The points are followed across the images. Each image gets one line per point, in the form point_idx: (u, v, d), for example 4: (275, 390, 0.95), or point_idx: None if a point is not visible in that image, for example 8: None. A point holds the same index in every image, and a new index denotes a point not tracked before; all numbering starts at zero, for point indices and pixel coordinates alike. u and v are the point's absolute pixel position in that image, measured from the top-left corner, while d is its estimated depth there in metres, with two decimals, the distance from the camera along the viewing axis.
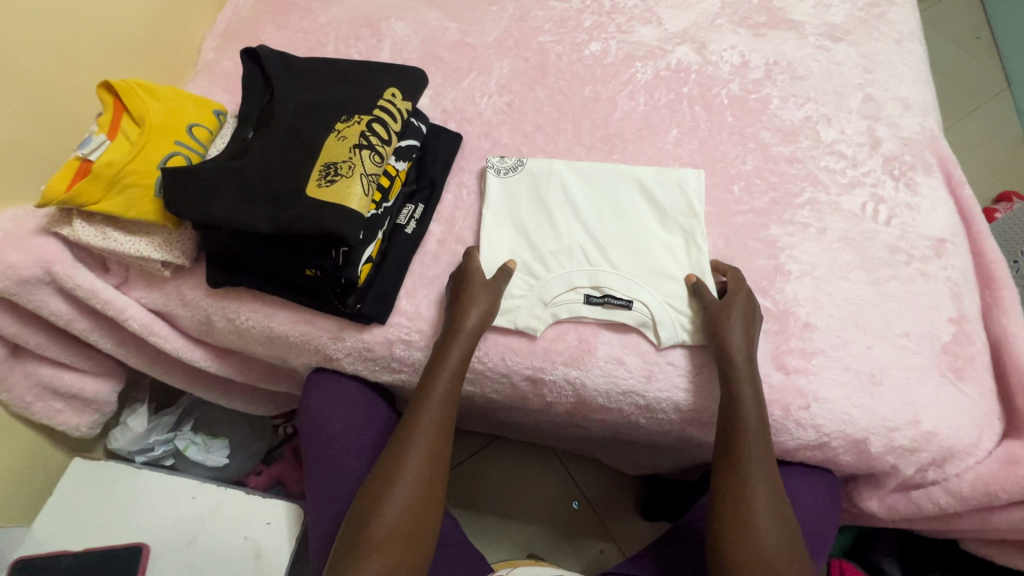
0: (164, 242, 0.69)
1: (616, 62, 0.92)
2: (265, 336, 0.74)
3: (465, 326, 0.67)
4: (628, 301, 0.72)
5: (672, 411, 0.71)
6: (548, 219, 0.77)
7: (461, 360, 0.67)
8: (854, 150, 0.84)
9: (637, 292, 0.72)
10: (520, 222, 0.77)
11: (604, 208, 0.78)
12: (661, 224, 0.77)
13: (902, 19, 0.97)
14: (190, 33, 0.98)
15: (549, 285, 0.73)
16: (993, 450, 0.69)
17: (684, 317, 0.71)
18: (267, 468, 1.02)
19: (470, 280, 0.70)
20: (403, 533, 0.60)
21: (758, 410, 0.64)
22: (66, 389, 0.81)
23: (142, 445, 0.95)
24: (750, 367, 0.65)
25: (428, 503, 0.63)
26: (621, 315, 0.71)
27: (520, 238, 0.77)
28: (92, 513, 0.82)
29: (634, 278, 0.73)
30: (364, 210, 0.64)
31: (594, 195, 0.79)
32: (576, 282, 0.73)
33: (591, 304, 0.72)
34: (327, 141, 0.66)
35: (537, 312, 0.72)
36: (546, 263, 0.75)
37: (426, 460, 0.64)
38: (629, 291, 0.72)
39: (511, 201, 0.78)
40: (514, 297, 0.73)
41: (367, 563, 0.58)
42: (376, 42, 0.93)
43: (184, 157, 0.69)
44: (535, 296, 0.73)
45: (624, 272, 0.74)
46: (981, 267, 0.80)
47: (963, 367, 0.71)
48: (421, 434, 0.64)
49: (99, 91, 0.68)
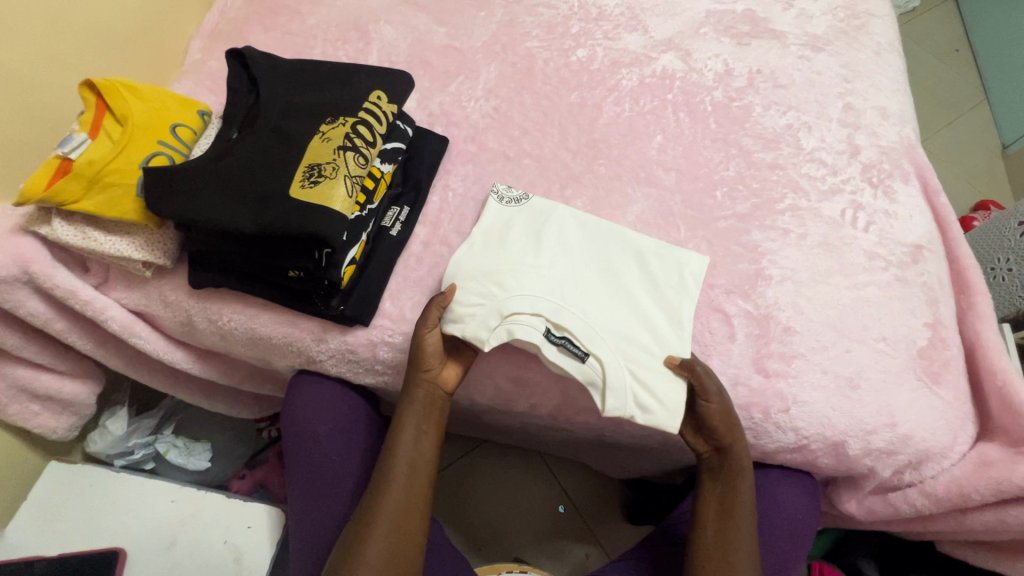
0: (144, 242, 0.68)
1: (602, 68, 0.93)
2: (248, 338, 0.73)
3: (418, 372, 0.68)
4: (584, 354, 0.68)
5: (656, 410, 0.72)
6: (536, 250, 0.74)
7: (416, 408, 0.68)
8: (834, 158, 0.86)
9: (598, 349, 0.68)
10: (507, 249, 0.74)
11: (596, 262, 0.74)
12: (649, 294, 0.73)
13: (881, 31, 1.00)
14: (177, 34, 0.98)
15: (518, 305, 0.68)
16: (966, 453, 0.70)
17: (640, 389, 0.67)
18: (251, 471, 0.98)
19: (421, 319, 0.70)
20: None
21: (749, 506, 0.67)
22: (43, 391, 0.80)
23: (121, 448, 0.93)
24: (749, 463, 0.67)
25: (407, 550, 0.62)
26: (570, 365, 0.68)
27: (497, 258, 0.73)
28: (68, 518, 0.80)
29: (602, 335, 0.69)
30: (348, 211, 0.63)
31: (590, 249, 0.75)
32: (541, 310, 0.68)
33: (548, 340, 0.68)
34: (312, 142, 0.66)
35: (490, 325, 0.68)
36: (515, 278, 0.71)
37: (399, 506, 0.63)
38: (591, 345, 0.68)
39: (503, 229, 0.76)
40: (470, 303, 0.69)
41: None
42: (364, 45, 0.94)
43: (167, 157, 0.69)
44: (494, 307, 0.69)
45: (594, 325, 0.69)
46: (956, 273, 0.82)
47: (938, 371, 0.72)
48: (393, 483, 0.64)
49: (82, 90, 0.68)
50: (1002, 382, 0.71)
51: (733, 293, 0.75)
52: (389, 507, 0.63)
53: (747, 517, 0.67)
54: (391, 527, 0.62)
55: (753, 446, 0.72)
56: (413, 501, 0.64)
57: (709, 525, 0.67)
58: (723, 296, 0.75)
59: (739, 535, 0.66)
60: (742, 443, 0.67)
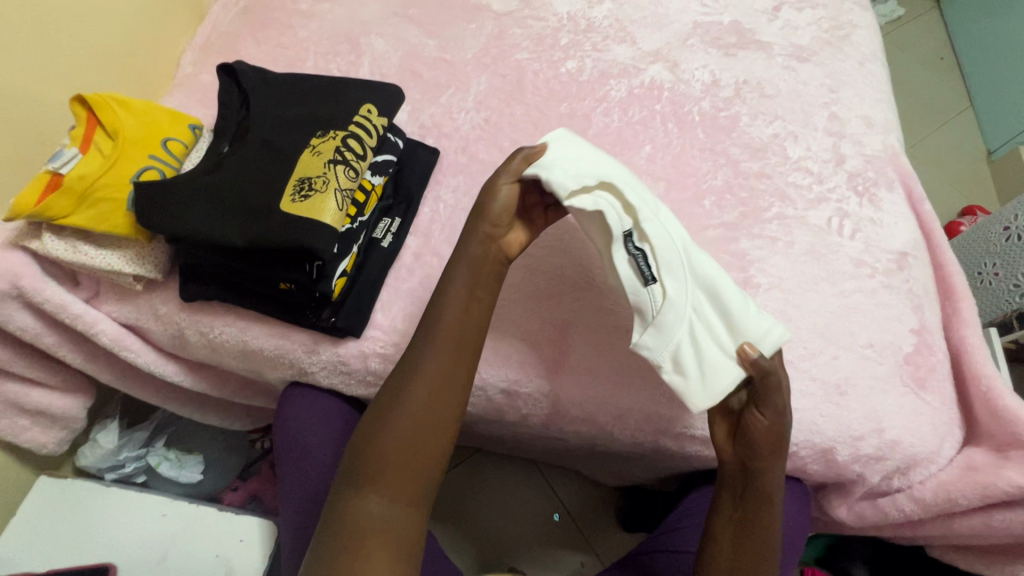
0: (136, 256, 0.69)
1: (592, 80, 0.94)
2: (239, 350, 0.73)
3: (480, 224, 0.66)
4: (651, 278, 0.61)
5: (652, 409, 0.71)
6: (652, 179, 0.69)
7: (473, 260, 0.65)
8: (820, 167, 0.87)
9: (672, 279, 0.61)
10: None
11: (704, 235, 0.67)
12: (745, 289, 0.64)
13: (865, 42, 1.01)
14: (169, 48, 0.99)
15: (620, 185, 0.63)
16: (953, 458, 0.71)
17: (689, 345, 0.60)
18: (244, 483, 1.00)
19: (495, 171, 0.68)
20: (402, 465, 0.59)
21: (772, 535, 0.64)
22: (33, 406, 0.80)
23: (112, 461, 0.93)
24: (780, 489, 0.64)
25: (434, 430, 0.61)
26: (632, 277, 0.61)
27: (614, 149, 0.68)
28: (58, 533, 0.80)
29: (685, 275, 0.61)
30: (338, 224, 0.64)
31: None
32: (639, 206, 0.62)
33: (622, 242, 0.62)
34: (303, 156, 0.67)
35: (583, 183, 0.63)
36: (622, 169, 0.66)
37: (431, 387, 0.61)
38: (666, 271, 0.60)
39: None
40: (566, 162, 0.65)
41: (367, 492, 0.57)
42: (356, 58, 0.95)
43: (158, 171, 0.69)
44: (594, 178, 0.64)
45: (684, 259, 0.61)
46: (941, 280, 0.83)
47: (924, 377, 0.73)
48: (430, 356, 0.62)
49: (73, 105, 0.68)
50: (987, 387, 0.72)
51: None
52: (421, 386, 0.61)
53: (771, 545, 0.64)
54: (427, 399, 0.61)
55: None
56: (448, 379, 0.62)
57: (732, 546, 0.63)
58: None
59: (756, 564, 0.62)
60: (778, 468, 0.63)
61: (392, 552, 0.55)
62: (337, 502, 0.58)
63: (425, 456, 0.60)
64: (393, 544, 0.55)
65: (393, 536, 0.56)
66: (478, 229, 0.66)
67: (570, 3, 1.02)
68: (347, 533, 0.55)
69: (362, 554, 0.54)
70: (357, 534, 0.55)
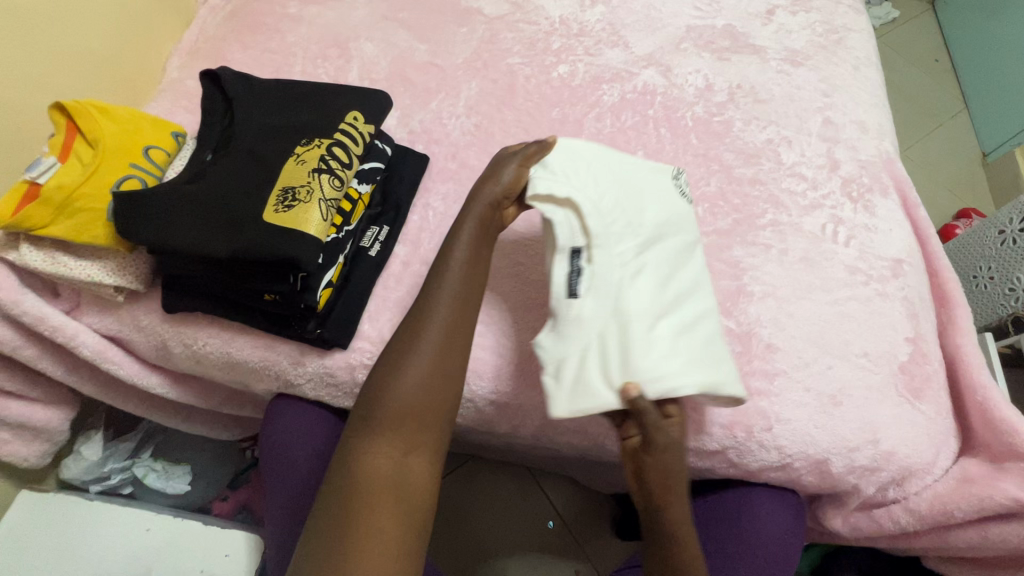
0: (116, 266, 0.67)
1: (584, 84, 0.93)
2: (224, 362, 0.72)
3: (489, 190, 0.68)
4: (571, 292, 0.62)
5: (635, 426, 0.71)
6: (651, 203, 0.68)
7: (479, 218, 0.68)
8: (814, 172, 0.86)
9: (595, 303, 0.61)
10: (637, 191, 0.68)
11: (680, 282, 0.64)
12: (689, 344, 0.60)
13: (859, 45, 1.01)
14: (155, 53, 0.98)
15: (584, 207, 0.64)
16: (949, 468, 0.70)
17: (583, 364, 0.60)
18: (233, 493, 0.98)
19: (505, 156, 0.72)
20: (409, 419, 0.59)
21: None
22: (14, 419, 0.78)
23: (97, 473, 0.91)
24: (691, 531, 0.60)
25: (442, 385, 0.61)
26: (558, 284, 0.63)
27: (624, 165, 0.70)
28: (38, 549, 0.78)
29: (607, 303, 0.61)
30: (323, 235, 0.63)
31: (686, 272, 0.65)
32: (595, 230, 0.63)
33: (565, 255, 0.63)
34: (287, 165, 0.65)
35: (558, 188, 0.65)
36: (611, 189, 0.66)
37: (440, 341, 0.62)
38: (590, 293, 0.61)
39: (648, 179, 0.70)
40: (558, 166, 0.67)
41: (377, 437, 0.58)
42: (345, 63, 0.93)
43: (139, 180, 0.68)
44: (573, 187, 0.65)
45: (613, 289, 0.61)
46: (936, 287, 0.82)
47: (919, 387, 0.72)
48: (440, 311, 0.63)
49: (52, 113, 0.67)
50: (983, 397, 0.71)
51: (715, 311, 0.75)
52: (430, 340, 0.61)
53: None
54: (438, 347, 0.62)
55: (737, 465, 0.71)
56: (456, 334, 0.63)
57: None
58: None
59: None
60: (678, 513, 0.59)
61: (401, 503, 0.56)
62: (345, 454, 0.58)
63: (432, 411, 0.60)
64: (402, 495, 0.56)
65: (402, 488, 0.56)
66: (483, 196, 0.68)
67: (562, 7, 1.01)
68: (358, 482, 0.56)
69: (372, 503, 0.55)
70: (369, 484, 0.56)
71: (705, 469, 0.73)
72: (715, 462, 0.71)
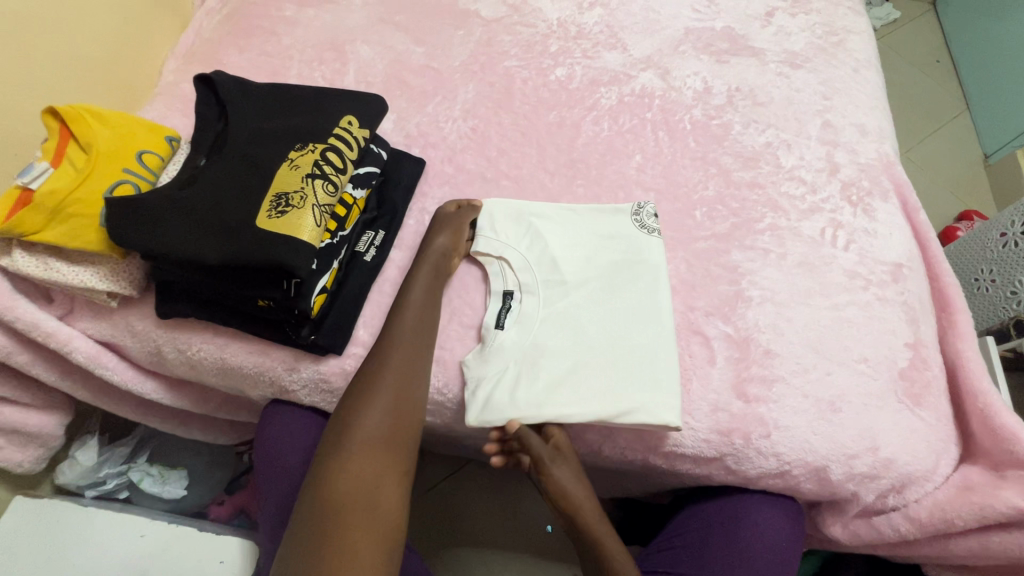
0: (110, 272, 0.67)
1: (582, 87, 0.92)
2: (218, 368, 0.72)
3: (435, 243, 0.73)
4: (496, 323, 0.71)
5: (601, 436, 0.71)
6: (585, 253, 0.76)
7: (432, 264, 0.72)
8: (814, 176, 0.86)
9: (518, 334, 0.70)
10: (576, 238, 0.77)
11: (607, 323, 0.71)
12: (600, 381, 0.67)
13: (859, 47, 1.00)
14: (151, 56, 0.97)
15: (516, 257, 0.75)
16: (949, 476, 0.69)
17: (500, 383, 0.68)
18: (230, 498, 0.97)
19: (444, 212, 0.77)
20: (377, 445, 0.63)
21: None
22: (8, 424, 0.78)
23: (92, 478, 0.91)
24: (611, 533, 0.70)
25: (409, 410, 0.65)
26: (489, 315, 0.72)
27: (566, 218, 0.78)
28: (32, 555, 0.78)
29: (530, 334, 0.70)
30: (316, 241, 0.62)
31: (619, 312, 0.71)
32: (525, 275, 0.74)
33: (498, 294, 0.74)
34: (280, 170, 0.65)
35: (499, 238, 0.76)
36: (550, 237, 0.76)
37: (406, 365, 0.66)
38: (514, 326, 0.71)
39: (591, 226, 0.78)
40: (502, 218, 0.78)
41: (347, 464, 0.61)
42: (341, 66, 0.93)
43: (133, 186, 0.67)
44: (510, 240, 0.76)
45: (535, 324, 0.71)
46: (937, 292, 0.82)
47: (919, 393, 0.71)
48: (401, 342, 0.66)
49: (44, 117, 0.66)
50: (984, 404, 0.71)
51: (713, 316, 0.74)
52: (395, 367, 0.65)
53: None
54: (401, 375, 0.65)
55: (735, 472, 0.70)
56: (416, 361, 0.66)
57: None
58: (703, 319, 0.74)
59: None
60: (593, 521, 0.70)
61: (371, 524, 0.59)
62: (317, 480, 0.61)
63: (399, 436, 0.64)
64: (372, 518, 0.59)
65: (372, 509, 0.59)
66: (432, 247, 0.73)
67: (560, 9, 1.00)
68: (330, 509, 0.58)
69: (345, 529, 0.57)
70: (340, 510, 0.58)
71: (702, 476, 0.72)
72: (713, 469, 0.71)
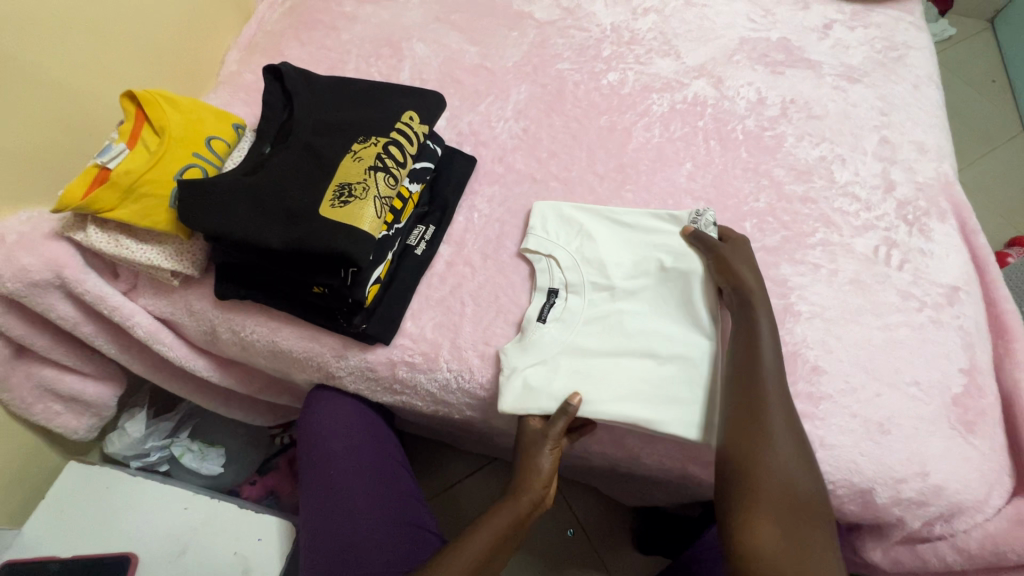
0: (175, 252, 0.70)
1: (633, 93, 0.92)
2: (269, 350, 0.74)
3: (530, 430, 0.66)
4: (540, 318, 0.71)
5: (644, 445, 0.71)
6: (631, 260, 0.75)
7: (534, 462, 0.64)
8: (868, 193, 0.84)
9: (556, 330, 0.71)
10: (627, 246, 0.76)
11: (652, 332, 0.69)
12: (642, 387, 0.66)
13: (919, 64, 0.97)
14: (215, 45, 1.01)
15: (565, 259, 0.75)
16: (1002, 508, 0.67)
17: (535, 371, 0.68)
18: (262, 478, 0.98)
19: (531, 432, 0.66)
20: None
21: (784, 411, 0.59)
22: (67, 392, 0.82)
23: (137, 450, 0.94)
24: (779, 363, 0.62)
25: None
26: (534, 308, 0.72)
27: (614, 224, 0.78)
28: (81, 519, 0.81)
29: (571, 331, 0.70)
30: (376, 232, 0.64)
31: (662, 321, 0.70)
32: (570, 278, 0.74)
33: (541, 292, 0.74)
34: (344, 161, 0.67)
35: (550, 239, 0.76)
36: (599, 245, 0.76)
37: None
38: (553, 323, 0.71)
39: (643, 235, 0.77)
40: (552, 223, 0.78)
41: None
42: (397, 62, 0.95)
43: (201, 170, 0.70)
44: (560, 243, 0.76)
45: (574, 324, 0.71)
46: (994, 317, 0.79)
47: (973, 421, 0.69)
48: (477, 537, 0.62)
49: (123, 101, 0.69)
50: None
51: None
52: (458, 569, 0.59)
53: (780, 485, 0.55)
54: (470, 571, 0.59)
55: None
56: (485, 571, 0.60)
57: (733, 442, 0.58)
58: None
59: (772, 395, 0.60)
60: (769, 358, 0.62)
61: None
62: None
63: None
64: None
65: None
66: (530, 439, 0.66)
67: (614, 14, 1.00)
68: None
69: None
70: None
71: None
72: None
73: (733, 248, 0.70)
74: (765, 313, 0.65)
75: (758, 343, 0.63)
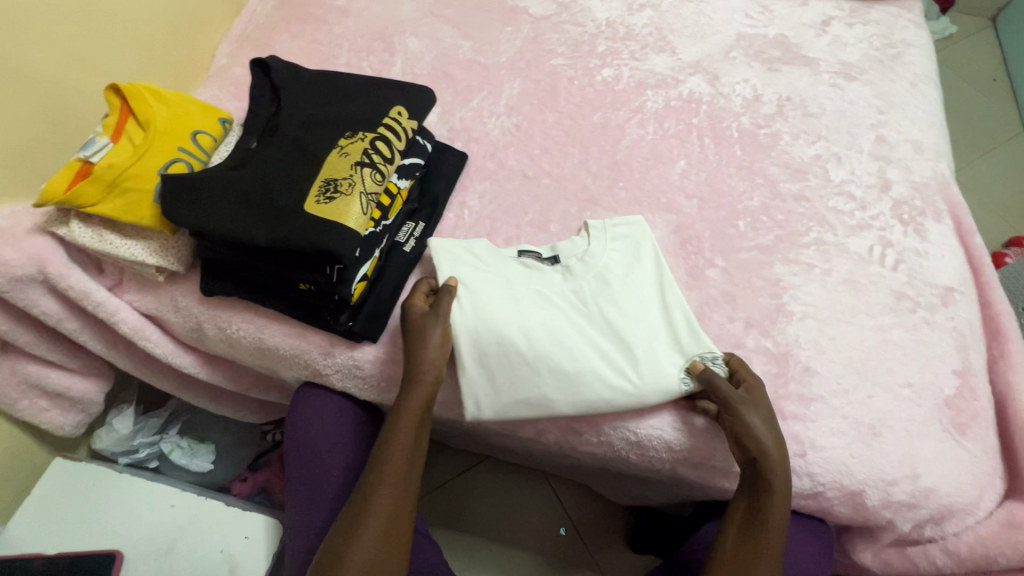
0: (159, 247, 0.69)
1: (627, 89, 0.91)
2: (255, 347, 0.73)
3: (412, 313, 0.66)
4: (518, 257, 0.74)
5: (636, 450, 0.70)
6: (630, 311, 0.70)
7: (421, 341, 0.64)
8: (863, 192, 0.83)
9: (516, 269, 0.73)
10: (637, 302, 0.71)
11: (563, 346, 0.67)
12: (495, 357, 0.67)
13: (918, 62, 0.96)
14: (206, 39, 1.00)
15: (580, 267, 0.73)
16: (993, 511, 0.67)
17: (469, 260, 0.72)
18: (253, 475, 0.98)
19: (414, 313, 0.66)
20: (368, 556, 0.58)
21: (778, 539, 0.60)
22: (54, 388, 0.82)
23: (126, 446, 0.94)
24: (787, 489, 0.61)
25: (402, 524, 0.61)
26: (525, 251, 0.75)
27: (653, 287, 0.73)
28: (67, 516, 0.80)
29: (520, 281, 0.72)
30: (361, 228, 0.63)
31: (579, 348, 0.67)
32: (572, 271, 0.73)
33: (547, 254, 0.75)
34: (330, 156, 0.66)
35: (596, 240, 0.75)
36: (616, 276, 0.72)
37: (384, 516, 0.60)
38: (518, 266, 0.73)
39: (653, 308, 0.71)
40: (616, 235, 0.76)
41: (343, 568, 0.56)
42: (389, 57, 0.94)
43: (186, 164, 0.69)
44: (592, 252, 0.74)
45: (529, 283, 0.72)
46: (989, 319, 0.78)
47: (966, 424, 0.69)
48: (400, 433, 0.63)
49: (107, 94, 0.68)
50: None
51: (753, 329, 0.72)
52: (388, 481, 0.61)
53: None
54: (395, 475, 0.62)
55: None
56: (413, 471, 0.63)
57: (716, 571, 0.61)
58: (744, 331, 0.72)
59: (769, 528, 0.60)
60: (779, 490, 0.61)
61: None
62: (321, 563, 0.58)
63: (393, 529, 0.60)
64: None
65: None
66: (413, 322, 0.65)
67: (609, 10, 0.99)
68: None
69: None
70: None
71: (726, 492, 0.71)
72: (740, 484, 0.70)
73: (752, 399, 0.63)
74: (779, 453, 0.61)
75: (769, 478, 0.61)
